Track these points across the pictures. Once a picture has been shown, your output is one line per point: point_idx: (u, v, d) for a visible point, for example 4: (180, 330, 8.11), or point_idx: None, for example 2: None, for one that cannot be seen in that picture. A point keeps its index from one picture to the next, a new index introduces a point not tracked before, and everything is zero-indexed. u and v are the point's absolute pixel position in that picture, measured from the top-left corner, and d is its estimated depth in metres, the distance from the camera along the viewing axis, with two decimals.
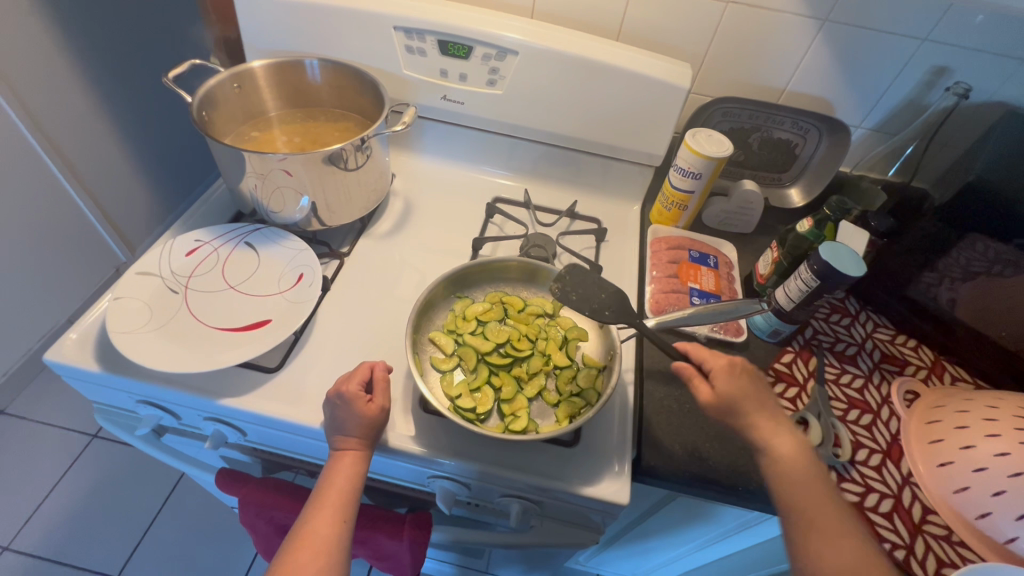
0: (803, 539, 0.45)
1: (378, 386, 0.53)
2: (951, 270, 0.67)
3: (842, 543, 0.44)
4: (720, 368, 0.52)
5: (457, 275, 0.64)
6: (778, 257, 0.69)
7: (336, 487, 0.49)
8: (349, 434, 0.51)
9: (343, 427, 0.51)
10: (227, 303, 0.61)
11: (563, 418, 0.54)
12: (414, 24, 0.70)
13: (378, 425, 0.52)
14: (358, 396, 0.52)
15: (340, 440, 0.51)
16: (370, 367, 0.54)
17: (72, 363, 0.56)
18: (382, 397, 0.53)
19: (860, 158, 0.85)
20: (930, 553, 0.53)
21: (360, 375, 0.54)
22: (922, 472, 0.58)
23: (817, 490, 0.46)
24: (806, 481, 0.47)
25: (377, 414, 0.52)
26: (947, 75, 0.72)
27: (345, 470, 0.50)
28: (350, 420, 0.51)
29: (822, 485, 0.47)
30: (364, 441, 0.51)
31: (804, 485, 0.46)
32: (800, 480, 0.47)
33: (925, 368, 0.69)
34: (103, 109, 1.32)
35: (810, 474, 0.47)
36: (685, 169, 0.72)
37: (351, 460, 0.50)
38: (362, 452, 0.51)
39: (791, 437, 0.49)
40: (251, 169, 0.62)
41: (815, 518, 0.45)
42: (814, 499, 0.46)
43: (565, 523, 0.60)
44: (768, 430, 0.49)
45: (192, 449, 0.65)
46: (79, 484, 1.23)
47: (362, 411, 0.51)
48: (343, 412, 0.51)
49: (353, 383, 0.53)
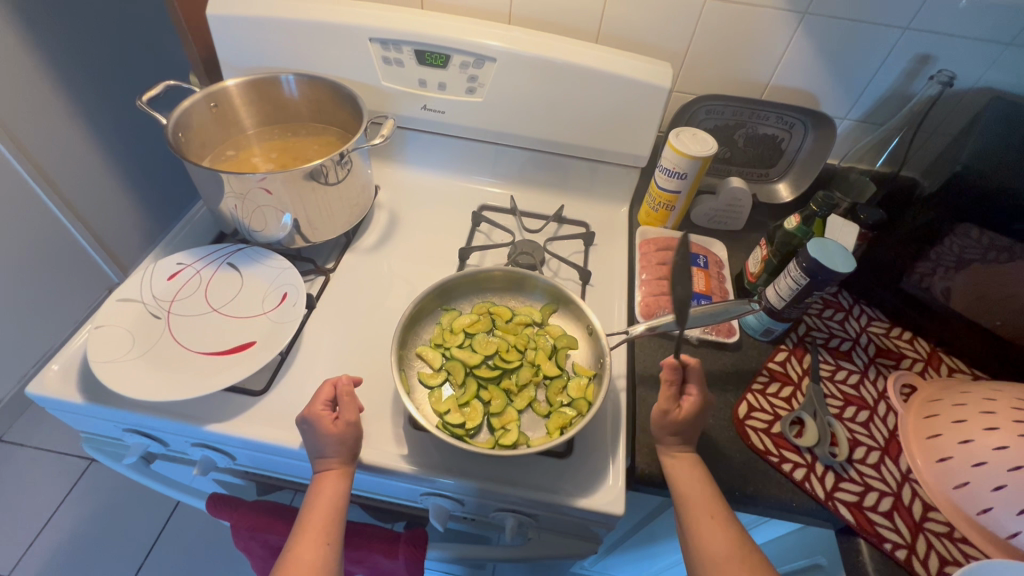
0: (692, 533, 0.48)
1: (343, 402, 0.52)
2: (944, 258, 0.66)
3: (718, 538, 0.47)
4: (691, 402, 0.52)
5: (443, 288, 0.63)
6: (767, 255, 0.69)
7: (319, 509, 0.48)
8: (326, 455, 0.50)
9: (319, 449, 0.51)
10: (211, 327, 0.60)
11: (555, 430, 0.53)
12: (390, 35, 0.69)
13: (349, 441, 0.51)
14: (323, 415, 0.51)
15: (320, 463, 0.50)
16: (333, 384, 0.53)
17: (54, 395, 0.55)
18: (350, 412, 0.52)
19: (847, 151, 0.84)
20: (932, 551, 0.52)
21: (323, 394, 0.53)
22: (921, 468, 0.57)
23: (697, 491, 0.50)
24: (688, 486, 0.50)
25: (345, 430, 0.51)
26: (931, 63, 0.71)
27: (328, 491, 0.49)
28: (322, 441, 0.50)
29: (703, 486, 0.50)
30: (343, 459, 0.51)
31: (687, 490, 0.50)
32: (683, 485, 0.50)
33: (921, 361, 0.68)
34: (88, 131, 1.31)
35: (692, 478, 0.51)
36: (670, 169, 0.71)
37: (333, 479, 0.50)
38: (344, 470, 0.51)
39: (681, 445, 0.52)
40: (230, 189, 0.61)
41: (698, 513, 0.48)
42: (694, 501, 0.49)
43: (562, 535, 0.59)
44: (668, 443, 0.52)
45: (182, 474, 0.64)
46: (79, 509, 1.22)
47: (328, 431, 0.50)
48: (313, 435, 0.51)
49: (318, 404, 0.52)
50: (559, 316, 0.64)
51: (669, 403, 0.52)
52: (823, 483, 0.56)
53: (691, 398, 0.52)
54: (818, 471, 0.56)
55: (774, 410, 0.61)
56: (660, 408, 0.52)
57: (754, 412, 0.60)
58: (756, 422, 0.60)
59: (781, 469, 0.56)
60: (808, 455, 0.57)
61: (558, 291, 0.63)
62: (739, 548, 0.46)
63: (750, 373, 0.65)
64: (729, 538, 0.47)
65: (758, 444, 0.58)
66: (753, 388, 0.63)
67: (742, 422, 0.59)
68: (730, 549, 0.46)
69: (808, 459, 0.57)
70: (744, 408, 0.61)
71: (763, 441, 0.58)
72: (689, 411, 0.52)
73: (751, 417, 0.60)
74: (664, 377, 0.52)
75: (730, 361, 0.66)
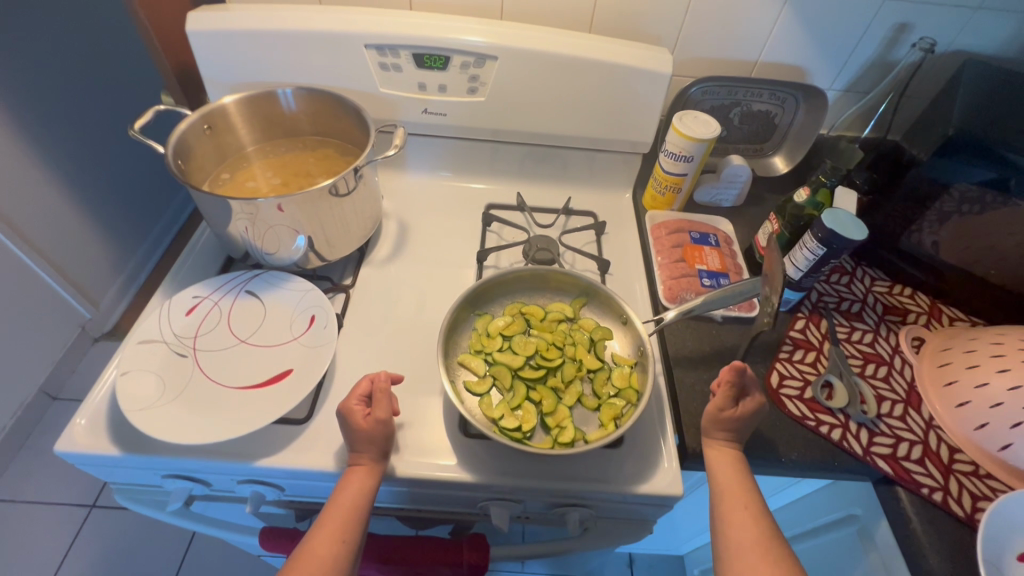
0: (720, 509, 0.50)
1: (378, 399, 0.52)
2: (931, 215, 0.70)
3: (745, 525, 0.48)
4: (748, 405, 0.53)
5: (474, 295, 0.63)
6: (779, 228, 0.71)
7: (342, 503, 0.48)
8: (357, 449, 0.51)
9: (351, 443, 0.51)
10: (242, 360, 0.58)
11: (608, 422, 0.55)
12: (386, 40, 0.67)
13: (377, 438, 0.51)
14: (356, 410, 0.51)
15: (353, 456, 0.51)
16: (369, 380, 0.54)
17: (86, 450, 0.52)
18: (382, 410, 0.51)
19: (835, 121, 0.88)
20: (964, 490, 0.56)
21: (359, 389, 0.53)
22: (942, 414, 0.61)
23: (734, 483, 0.51)
24: (728, 479, 0.51)
25: (376, 427, 0.51)
26: (910, 31, 0.75)
27: (355, 485, 0.50)
28: (352, 435, 0.51)
29: (741, 480, 0.51)
30: (371, 455, 0.51)
31: (725, 481, 0.51)
32: (722, 476, 0.52)
33: (924, 313, 0.73)
34: (39, 160, 1.23)
35: (732, 473, 0.52)
36: (676, 153, 0.72)
37: (360, 475, 0.50)
38: (372, 468, 0.51)
39: (726, 440, 0.54)
40: (239, 212, 0.58)
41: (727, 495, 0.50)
42: (728, 490, 0.51)
43: (618, 521, 0.60)
44: (713, 435, 0.54)
45: (225, 512, 0.62)
46: (85, 560, 1.17)
47: (358, 425, 0.51)
48: (346, 429, 0.51)
49: (353, 397, 0.52)
50: (590, 309, 0.65)
51: (725, 403, 0.54)
52: (859, 440, 0.59)
53: (747, 403, 0.54)
54: (852, 429, 0.60)
55: (803, 375, 0.64)
56: (715, 406, 0.54)
57: (785, 381, 0.63)
58: (789, 390, 0.62)
59: (819, 432, 0.59)
60: (841, 415, 0.61)
61: (588, 285, 0.64)
62: (765, 539, 0.46)
63: (774, 343, 0.68)
64: (756, 527, 0.47)
65: (795, 411, 0.61)
66: (781, 357, 0.66)
67: (777, 391, 0.62)
68: (755, 537, 0.47)
69: (841, 419, 0.60)
70: (776, 377, 0.64)
71: (799, 407, 0.61)
72: (744, 414, 0.53)
73: (784, 385, 0.63)
74: (723, 380, 0.54)
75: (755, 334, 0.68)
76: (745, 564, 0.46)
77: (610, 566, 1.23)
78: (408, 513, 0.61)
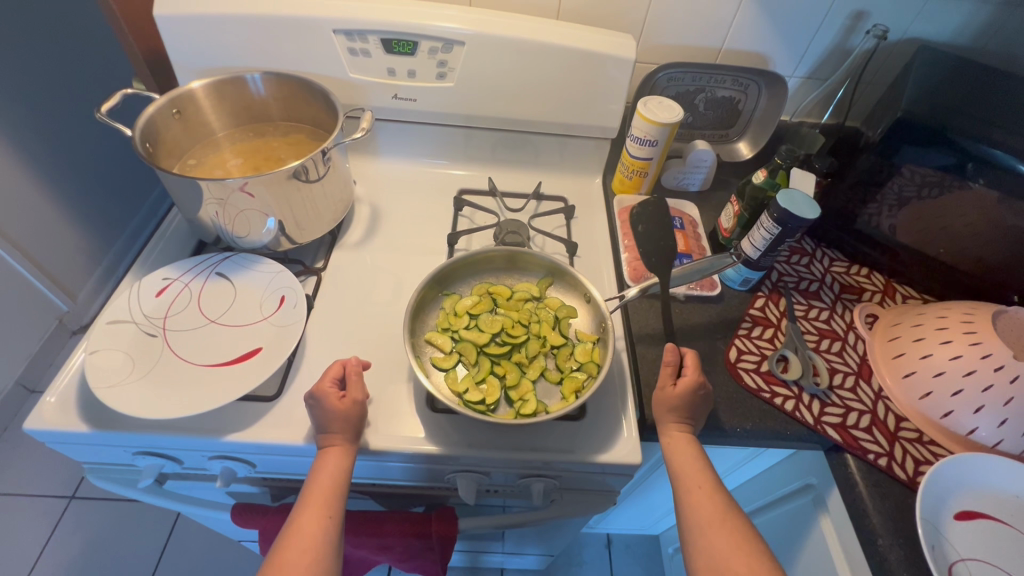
0: (687, 491, 0.50)
1: (351, 381, 0.54)
2: (888, 197, 0.73)
3: (705, 504, 0.49)
4: (686, 381, 0.55)
5: (441, 274, 0.64)
6: (738, 210, 0.74)
7: (319, 485, 0.49)
8: (329, 431, 0.51)
9: (323, 426, 0.52)
10: (212, 339, 0.59)
11: (569, 394, 0.57)
12: (355, 26, 0.68)
13: (354, 418, 0.52)
14: (330, 392, 0.52)
15: (324, 439, 0.51)
16: (342, 363, 0.55)
17: (54, 428, 0.53)
18: (357, 391, 0.53)
19: (797, 106, 0.90)
20: (907, 456, 0.59)
21: (332, 372, 0.54)
22: (891, 385, 0.64)
23: (689, 463, 0.51)
24: (683, 458, 0.52)
25: (352, 408, 0.52)
26: (865, 18, 0.77)
27: (330, 466, 0.50)
28: (327, 417, 0.52)
29: (696, 458, 0.52)
30: (345, 436, 0.52)
31: (681, 462, 0.52)
32: (677, 457, 0.52)
33: (879, 292, 0.76)
34: (13, 150, 1.21)
35: (687, 451, 0.52)
36: (641, 137, 0.74)
37: (335, 457, 0.51)
38: (345, 448, 0.51)
39: (679, 424, 0.54)
40: (209, 195, 0.59)
41: (690, 477, 0.50)
42: (686, 471, 0.51)
43: (582, 492, 0.63)
44: (667, 420, 0.55)
45: (198, 490, 0.64)
46: (65, 550, 1.17)
47: (335, 407, 0.52)
48: (318, 412, 0.52)
49: (327, 381, 0.53)
50: (556, 288, 0.67)
51: (664, 380, 0.56)
52: (811, 410, 0.62)
53: (686, 378, 0.55)
54: (805, 400, 0.63)
55: (760, 351, 0.67)
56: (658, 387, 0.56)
57: (743, 355, 0.66)
58: (747, 363, 0.65)
59: (773, 403, 0.62)
60: (794, 387, 0.64)
61: (552, 265, 0.66)
62: (726, 513, 0.48)
63: (733, 321, 0.70)
64: (717, 503, 0.48)
65: (751, 383, 0.63)
66: (740, 333, 0.68)
67: (735, 365, 0.65)
68: (717, 513, 0.48)
69: (795, 391, 0.63)
70: (735, 352, 0.66)
71: (755, 380, 0.64)
72: (683, 389, 0.54)
73: (742, 359, 0.65)
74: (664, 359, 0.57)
75: (716, 312, 0.71)
76: (713, 542, 0.46)
77: (588, 546, 1.26)
78: (378, 488, 0.63)
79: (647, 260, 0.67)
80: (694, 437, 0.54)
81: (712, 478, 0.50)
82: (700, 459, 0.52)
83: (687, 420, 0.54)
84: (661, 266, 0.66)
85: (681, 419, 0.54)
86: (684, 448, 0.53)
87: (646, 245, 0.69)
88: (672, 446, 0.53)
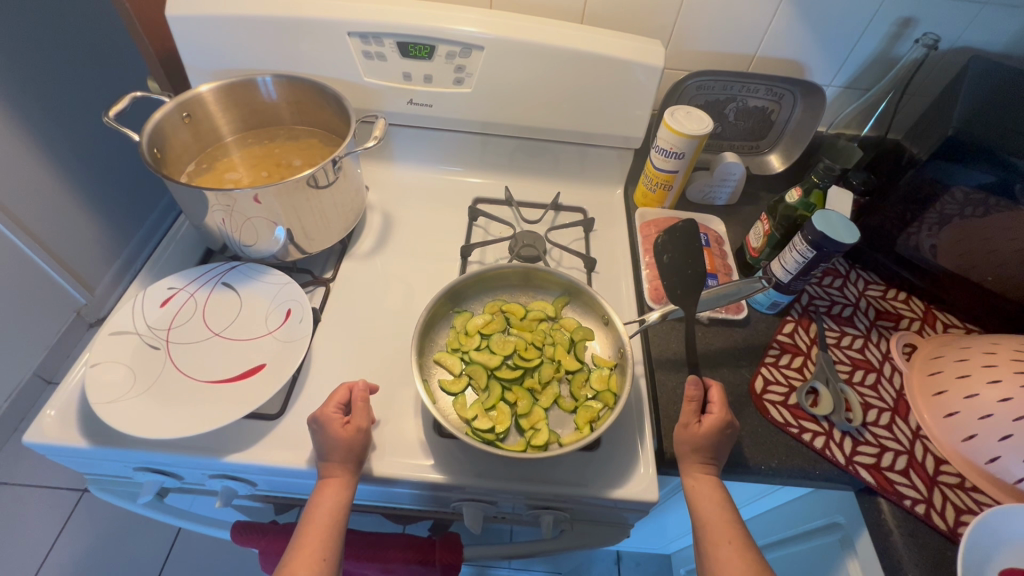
0: (713, 547, 0.47)
1: (357, 407, 0.51)
2: (932, 218, 0.68)
3: (733, 562, 0.46)
4: (711, 420, 0.51)
5: (453, 291, 0.61)
6: (769, 229, 0.69)
7: (318, 521, 0.47)
8: (330, 460, 0.49)
9: (325, 453, 0.49)
10: (215, 353, 0.57)
11: (584, 425, 0.54)
12: (370, 28, 0.65)
13: (357, 447, 0.50)
14: (334, 418, 0.50)
15: (325, 468, 0.49)
16: (348, 388, 0.52)
17: (54, 442, 0.52)
18: (362, 418, 0.51)
19: (834, 118, 0.85)
20: (947, 503, 0.55)
21: (338, 396, 0.52)
22: (930, 423, 0.59)
23: (715, 514, 0.48)
24: (708, 508, 0.49)
25: (355, 436, 0.50)
26: (914, 26, 0.72)
27: (328, 501, 0.48)
28: (329, 446, 0.49)
29: (721, 508, 0.49)
30: (347, 466, 0.49)
31: (706, 512, 0.49)
32: (703, 507, 0.49)
33: (918, 319, 0.71)
34: (34, 144, 1.22)
35: (712, 499, 0.49)
36: (667, 149, 0.70)
37: (334, 488, 0.48)
38: (346, 480, 0.49)
39: (704, 465, 0.51)
40: (215, 203, 0.57)
41: (714, 530, 0.48)
42: (711, 523, 0.48)
43: (594, 523, 0.59)
44: (690, 461, 0.51)
45: (200, 504, 0.62)
46: (77, 542, 1.18)
47: (339, 436, 0.49)
48: (321, 439, 0.50)
49: (331, 406, 0.51)
50: (572, 308, 0.64)
51: (687, 416, 0.52)
52: (842, 449, 0.58)
53: (711, 418, 0.52)
54: (836, 437, 0.59)
55: (788, 381, 0.63)
56: (679, 422, 0.53)
57: (770, 385, 0.62)
58: (773, 395, 0.61)
59: (802, 440, 0.58)
60: (825, 422, 0.60)
61: (569, 284, 0.62)
62: (756, 573, 0.45)
63: (760, 347, 0.66)
64: (745, 563, 0.45)
65: (778, 417, 0.59)
66: (767, 361, 0.64)
67: (760, 397, 0.61)
68: (746, 572, 0.45)
69: (825, 427, 0.59)
70: (761, 382, 0.62)
71: (782, 413, 0.60)
72: (709, 430, 0.51)
73: (768, 391, 0.62)
74: (686, 394, 0.53)
75: (741, 337, 0.67)
76: None
77: (597, 560, 1.23)
78: (381, 510, 0.60)
79: (670, 292, 0.62)
80: (720, 482, 0.51)
81: (740, 532, 0.48)
82: (725, 511, 0.49)
83: (712, 461, 0.51)
84: (687, 295, 0.61)
85: (704, 460, 0.51)
86: (709, 495, 0.50)
87: (673, 279, 0.64)
88: (695, 492, 0.50)
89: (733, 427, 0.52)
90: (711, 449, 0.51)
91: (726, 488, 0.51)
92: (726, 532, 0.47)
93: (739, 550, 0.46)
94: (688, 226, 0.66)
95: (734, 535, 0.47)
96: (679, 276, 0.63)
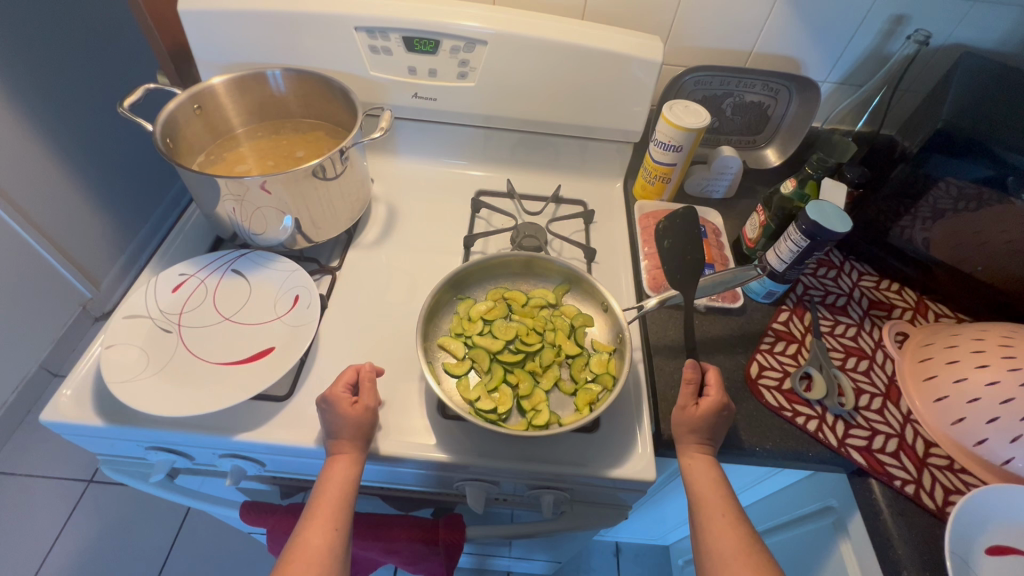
0: (708, 521, 0.49)
1: (364, 387, 0.53)
2: (923, 210, 0.70)
3: (727, 535, 0.47)
4: (708, 402, 0.53)
5: (457, 278, 0.63)
6: (766, 220, 0.71)
7: (328, 495, 0.48)
8: (339, 437, 0.51)
9: (333, 431, 0.51)
10: (226, 336, 0.59)
11: (583, 407, 0.55)
12: (376, 23, 0.67)
13: (365, 425, 0.51)
14: (343, 397, 0.51)
15: (333, 445, 0.51)
16: (355, 369, 0.54)
17: (70, 421, 0.53)
18: (369, 398, 0.53)
19: (829, 113, 0.88)
20: (936, 484, 0.56)
21: (345, 377, 0.54)
22: (921, 408, 0.61)
23: (711, 490, 0.50)
24: (703, 484, 0.51)
25: (363, 414, 0.52)
26: (906, 23, 0.74)
27: (337, 476, 0.49)
28: (337, 423, 0.51)
29: (717, 485, 0.50)
30: (355, 443, 0.51)
31: (701, 488, 0.50)
32: (699, 484, 0.51)
33: (910, 309, 0.73)
34: (41, 139, 1.24)
35: (708, 477, 0.51)
36: (665, 143, 0.72)
37: (343, 465, 0.50)
38: (355, 456, 0.51)
39: (701, 445, 0.53)
40: (226, 192, 0.59)
41: (709, 504, 0.49)
42: (706, 499, 0.50)
43: (593, 504, 0.61)
44: (688, 442, 0.53)
45: (209, 485, 0.64)
46: (82, 533, 1.19)
47: (348, 414, 0.51)
48: (329, 417, 0.51)
49: (339, 386, 0.52)
50: (572, 296, 0.66)
51: (685, 398, 0.54)
52: (835, 431, 0.59)
53: (708, 400, 0.53)
54: (829, 421, 0.60)
55: (783, 367, 0.64)
56: (678, 404, 0.54)
57: (765, 370, 0.64)
58: (768, 380, 0.63)
59: (795, 423, 0.60)
60: (817, 406, 0.61)
61: (569, 272, 0.64)
62: (749, 545, 0.47)
63: (756, 335, 0.68)
64: (739, 536, 0.47)
65: (772, 401, 0.61)
66: (762, 348, 0.66)
67: (755, 381, 0.63)
68: (740, 544, 0.47)
69: (818, 411, 0.61)
70: (756, 367, 0.64)
71: (776, 398, 0.62)
72: (705, 411, 0.53)
73: (763, 375, 0.63)
74: (683, 377, 0.55)
75: (738, 325, 0.69)
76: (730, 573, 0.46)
77: (597, 553, 1.24)
78: (385, 492, 0.62)
79: (669, 277, 0.64)
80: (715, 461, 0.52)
81: (733, 506, 0.49)
82: (720, 488, 0.50)
83: (708, 441, 0.53)
84: (684, 282, 0.62)
85: (700, 440, 0.53)
86: (705, 473, 0.51)
87: (672, 265, 0.65)
88: (691, 470, 0.52)
89: (730, 410, 0.54)
90: (706, 429, 0.53)
91: (721, 466, 0.52)
92: (721, 506, 0.49)
93: (733, 524, 0.48)
94: (688, 214, 0.67)
95: (728, 509, 0.49)
96: (677, 263, 0.64)
